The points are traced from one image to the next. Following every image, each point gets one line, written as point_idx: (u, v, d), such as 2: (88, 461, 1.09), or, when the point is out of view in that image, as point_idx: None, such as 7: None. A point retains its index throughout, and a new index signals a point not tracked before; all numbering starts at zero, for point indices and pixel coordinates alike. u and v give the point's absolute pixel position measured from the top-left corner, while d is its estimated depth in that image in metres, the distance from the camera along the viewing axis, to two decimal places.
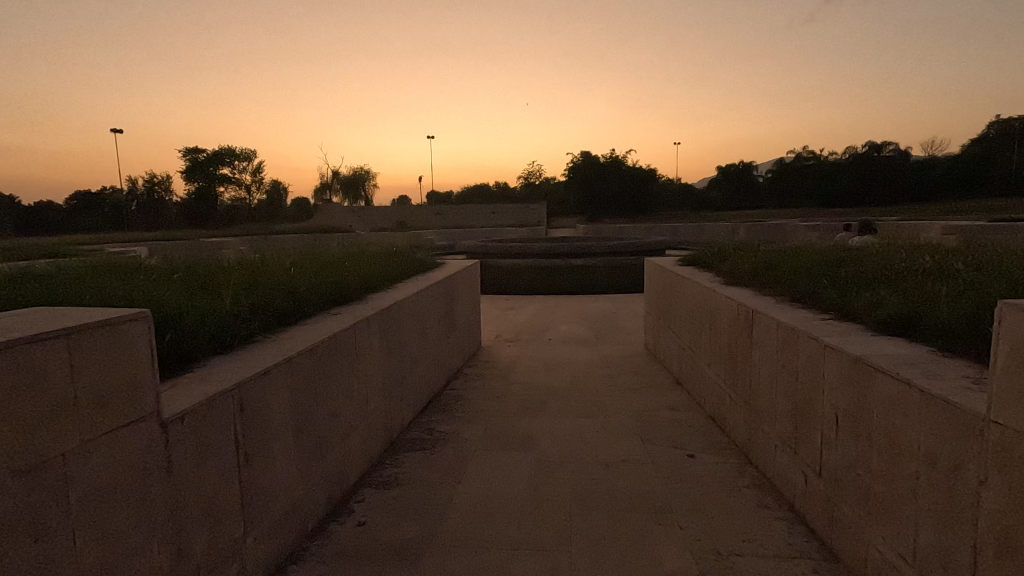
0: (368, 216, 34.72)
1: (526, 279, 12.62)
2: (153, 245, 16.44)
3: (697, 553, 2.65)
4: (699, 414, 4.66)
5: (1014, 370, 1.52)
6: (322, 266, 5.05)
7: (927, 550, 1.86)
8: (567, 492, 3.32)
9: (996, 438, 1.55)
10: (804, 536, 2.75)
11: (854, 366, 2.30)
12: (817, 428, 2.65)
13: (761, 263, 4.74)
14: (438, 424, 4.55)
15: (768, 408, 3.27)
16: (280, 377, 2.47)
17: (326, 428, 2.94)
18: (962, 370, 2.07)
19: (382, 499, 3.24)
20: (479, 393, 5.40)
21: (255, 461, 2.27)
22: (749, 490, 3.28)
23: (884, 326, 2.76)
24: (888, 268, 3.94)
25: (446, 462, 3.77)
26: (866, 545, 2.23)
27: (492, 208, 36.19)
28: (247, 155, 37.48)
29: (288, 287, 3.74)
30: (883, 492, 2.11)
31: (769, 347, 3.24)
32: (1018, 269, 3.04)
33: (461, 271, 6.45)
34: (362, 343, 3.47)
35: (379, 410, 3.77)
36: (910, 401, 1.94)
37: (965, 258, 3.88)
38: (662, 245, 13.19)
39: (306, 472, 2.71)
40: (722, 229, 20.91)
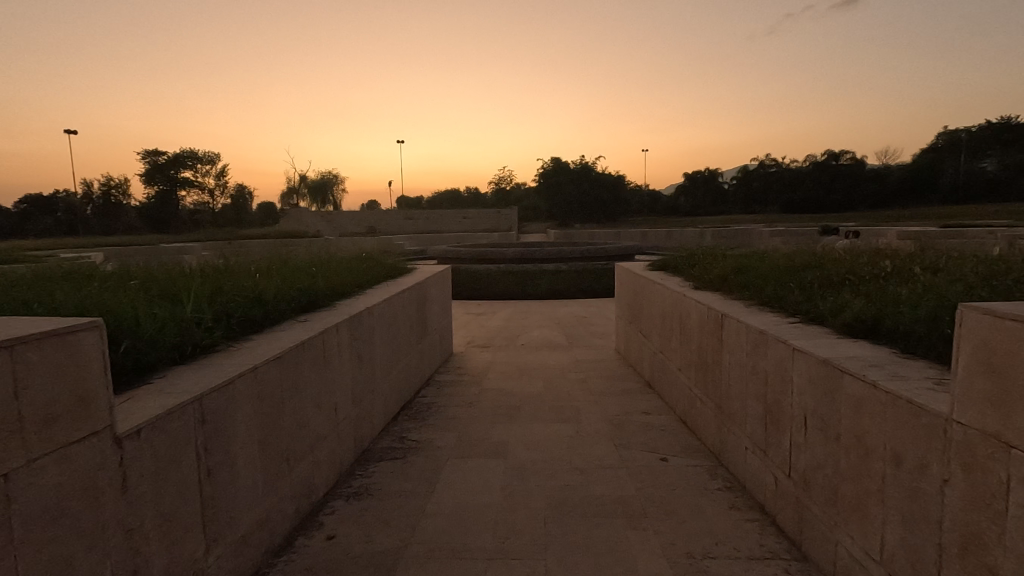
0: (336, 221, 34.19)
1: (498, 285, 12.60)
2: (107, 250, 15.88)
3: (671, 557, 2.66)
4: (672, 418, 4.70)
5: (976, 371, 1.56)
6: (289, 273, 4.92)
7: (894, 549, 1.89)
8: (541, 498, 3.29)
9: (959, 438, 1.59)
10: (775, 537, 2.79)
11: (821, 367, 2.35)
12: (786, 429, 2.69)
13: (728, 268, 4.84)
14: (410, 432, 4.48)
15: (739, 411, 3.32)
16: (245, 387, 2.37)
17: (294, 438, 2.85)
18: (924, 371, 2.14)
19: (354, 510, 3.16)
20: (451, 400, 5.34)
21: (219, 476, 2.17)
22: (721, 492, 3.31)
23: (849, 329, 2.83)
24: (851, 272, 4.06)
25: (418, 472, 3.70)
26: (836, 544, 2.27)
27: (464, 213, 36.25)
28: (210, 158, 36.79)
29: (253, 294, 3.62)
30: (851, 492, 2.14)
31: (739, 349, 3.28)
32: (974, 274, 3.17)
33: (433, 277, 6.40)
34: (331, 351, 3.38)
35: (349, 419, 3.68)
36: (875, 402, 1.98)
37: (923, 262, 4.04)
38: (632, 249, 13.35)
39: (273, 485, 2.62)
40: (690, 234, 21.31)
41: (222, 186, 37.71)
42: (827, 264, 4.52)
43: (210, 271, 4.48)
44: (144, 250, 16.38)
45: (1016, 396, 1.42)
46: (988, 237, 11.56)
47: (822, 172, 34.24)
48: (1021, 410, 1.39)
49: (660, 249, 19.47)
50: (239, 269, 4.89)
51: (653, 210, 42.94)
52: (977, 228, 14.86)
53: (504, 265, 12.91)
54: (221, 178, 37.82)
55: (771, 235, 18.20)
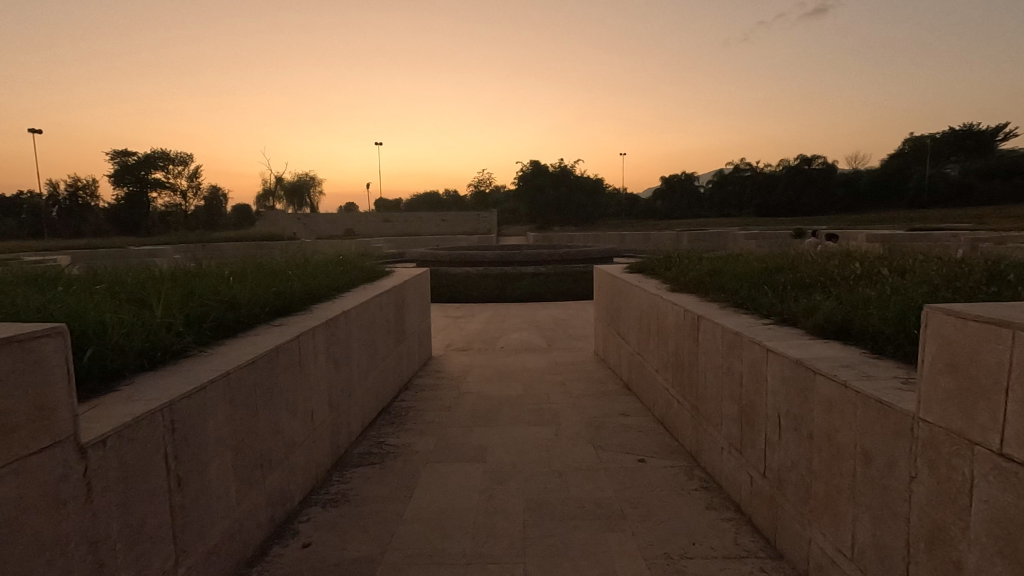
0: (312, 224, 33.71)
1: (476, 288, 12.55)
2: (73, 253, 15.39)
3: (649, 558, 2.68)
4: (650, 420, 4.74)
5: (940, 370, 1.60)
6: (264, 276, 4.84)
7: (864, 546, 1.93)
8: (520, 502, 3.29)
9: (925, 435, 1.63)
10: (750, 536, 2.83)
11: (794, 368, 2.39)
12: (760, 429, 2.74)
13: (703, 271, 4.91)
14: (387, 437, 4.43)
15: (715, 412, 3.36)
16: (217, 394, 2.32)
17: (269, 444, 2.80)
18: (892, 371, 2.19)
19: (330, 517, 3.11)
20: (430, 405, 5.30)
21: (189, 485, 2.12)
22: (698, 492, 3.35)
23: (820, 330, 2.89)
24: (822, 274, 4.14)
25: (396, 477, 3.66)
26: (809, 542, 2.31)
27: (442, 216, 36.12)
28: (182, 158, 36.05)
29: (225, 298, 3.54)
30: (823, 490, 2.19)
31: (714, 351, 3.33)
32: (939, 276, 3.26)
33: (411, 280, 6.35)
34: (307, 356, 3.33)
35: (325, 425, 3.62)
36: (846, 402, 2.03)
37: (890, 264, 4.15)
38: (610, 252, 13.45)
39: (246, 493, 2.56)
40: (667, 237, 21.54)
41: (195, 188, 36.93)
42: (800, 266, 4.61)
43: (182, 275, 4.39)
44: (114, 253, 15.92)
45: (979, 394, 1.46)
46: (952, 241, 11.97)
47: (794, 176, 35.02)
48: (983, 409, 1.44)
49: (638, 252, 19.68)
50: (212, 272, 4.79)
51: (631, 213, 43.32)
52: (940, 232, 15.38)
53: (483, 268, 12.88)
54: (194, 179, 37.04)
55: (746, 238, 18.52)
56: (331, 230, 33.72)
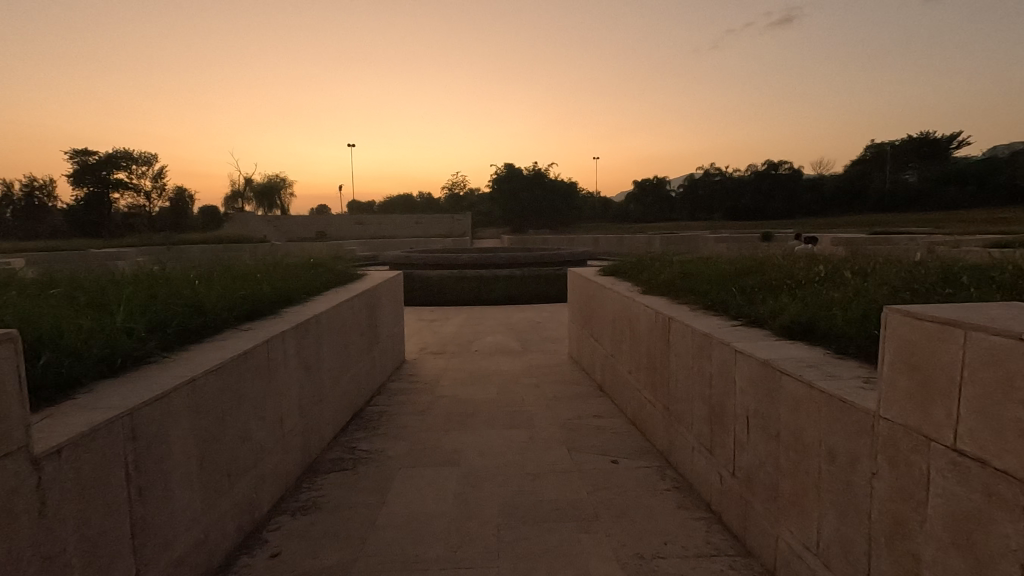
0: (283, 226, 33.11)
1: (451, 291, 12.49)
2: (29, 255, 14.81)
3: (622, 559, 2.70)
4: (623, 421, 4.78)
5: (898, 369, 1.65)
6: (231, 279, 4.73)
7: (829, 541, 1.98)
8: (494, 506, 3.27)
9: (885, 432, 1.69)
10: (720, 534, 2.87)
11: (762, 368, 2.44)
12: (730, 429, 2.79)
13: (675, 274, 4.99)
14: (360, 442, 4.37)
15: (686, 412, 3.41)
16: (181, 401, 2.25)
17: (236, 451, 2.73)
18: (855, 370, 2.26)
19: (300, 525, 3.05)
20: (404, 409, 5.24)
21: (152, 494, 2.05)
22: (670, 492, 3.39)
23: (786, 331, 2.96)
24: (789, 276, 4.25)
25: (368, 484, 3.60)
26: (776, 539, 2.36)
27: (417, 218, 35.89)
28: (146, 158, 34.98)
29: (190, 302, 3.45)
30: (790, 487, 2.24)
31: (685, 352, 3.38)
32: (901, 279, 3.37)
33: (384, 283, 6.30)
34: (276, 360, 3.25)
35: (296, 431, 3.55)
36: (812, 401, 2.08)
37: (854, 267, 4.28)
38: (584, 255, 13.57)
39: (212, 502, 2.49)
40: (640, 240, 21.77)
41: (160, 189, 35.88)
42: (767, 269, 4.73)
43: (147, 278, 4.27)
44: (73, 256, 15.34)
45: (935, 393, 1.51)
46: (911, 244, 12.53)
47: (761, 181, 35.88)
48: (938, 406, 1.49)
49: (612, 255, 19.91)
50: (176, 275, 4.66)
51: (604, 216, 43.78)
52: (899, 236, 16.00)
53: (458, 271, 12.82)
54: (159, 180, 35.99)
55: (717, 241, 18.94)
56: (303, 232, 33.18)
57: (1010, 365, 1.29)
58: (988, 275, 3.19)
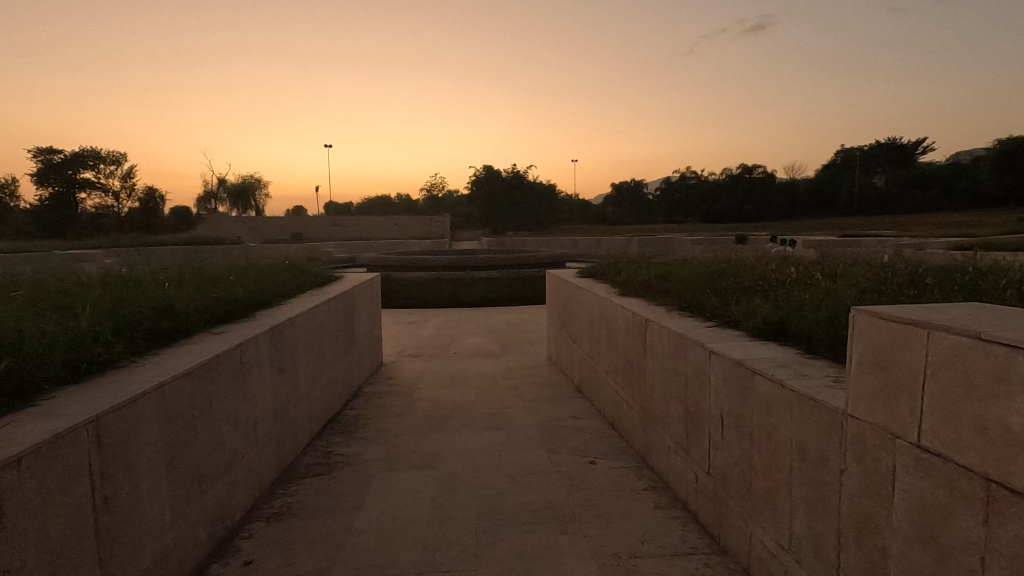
0: (258, 227, 32.54)
1: (429, 293, 12.41)
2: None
3: (600, 559, 2.71)
4: (601, 422, 4.81)
5: (865, 368, 1.69)
6: (203, 281, 4.62)
7: (801, 537, 2.02)
8: (472, 508, 3.26)
9: (853, 430, 1.73)
10: (696, 533, 2.91)
11: (735, 368, 2.48)
12: (705, 429, 2.83)
13: (652, 275, 5.04)
14: (336, 447, 4.32)
15: (662, 412, 3.44)
16: (150, 406, 2.19)
17: (207, 458, 2.66)
18: (825, 370, 2.31)
19: (274, 532, 2.99)
20: (381, 412, 5.19)
21: (119, 503, 2.00)
22: (647, 492, 3.42)
23: (759, 332, 3.02)
24: (762, 278, 4.33)
25: (344, 488, 3.56)
26: (750, 536, 2.40)
27: (395, 220, 35.61)
28: (115, 157, 34.03)
29: (160, 305, 3.37)
30: (763, 485, 2.28)
31: (661, 353, 3.42)
32: (869, 280, 3.45)
33: (361, 285, 6.23)
34: (249, 364, 3.19)
35: (270, 436, 3.49)
36: (783, 400, 2.12)
37: (824, 269, 4.37)
38: (563, 257, 13.63)
39: (182, 510, 2.43)
40: (618, 242, 21.94)
41: (129, 189, 34.94)
42: (741, 270, 4.81)
43: (114, 281, 4.14)
44: (35, 257, 14.82)
45: (900, 391, 1.55)
46: (879, 247, 12.91)
47: (736, 184, 36.52)
48: (903, 403, 1.54)
49: (591, 258, 20.04)
50: (145, 277, 4.54)
51: (583, 218, 44.04)
52: (868, 238, 16.44)
53: (436, 273, 12.76)
54: (129, 179, 35.08)
55: (693, 243, 19.21)
56: (278, 233, 32.68)
57: (971, 363, 1.33)
58: (951, 277, 3.29)
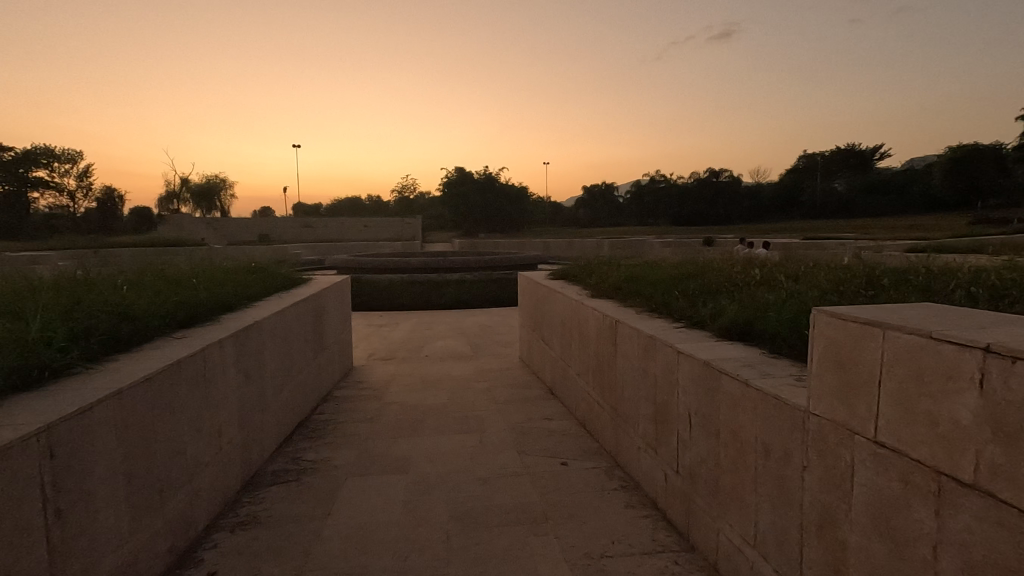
0: (223, 229, 31.70)
1: (400, 296, 12.29)
2: None
3: (571, 559, 2.72)
4: (573, 422, 4.84)
5: (826, 366, 1.75)
6: (164, 284, 4.48)
7: (766, 533, 2.07)
8: (444, 512, 3.24)
9: (815, 428, 1.78)
10: (665, 531, 2.95)
11: (703, 368, 2.53)
12: (674, 428, 2.87)
13: (622, 277, 5.11)
14: (305, 452, 4.23)
15: (632, 412, 3.49)
16: (107, 414, 2.11)
17: (168, 466, 2.58)
18: (787, 369, 2.37)
19: (239, 542, 2.91)
20: (351, 417, 5.11)
21: (73, 515, 1.92)
22: (617, 492, 3.46)
23: (725, 333, 3.08)
24: (729, 280, 4.43)
25: (312, 495, 3.49)
26: (717, 533, 2.45)
27: (366, 222, 35.18)
28: (70, 156, 32.71)
29: (118, 309, 3.25)
30: (729, 483, 2.33)
31: (631, 354, 3.46)
32: (830, 282, 3.57)
33: (330, 288, 6.13)
34: (213, 369, 3.10)
35: (235, 443, 3.40)
36: (748, 399, 2.17)
37: (787, 271, 4.50)
38: (535, 259, 13.68)
39: (142, 521, 2.35)
40: (589, 245, 22.15)
41: (85, 188, 33.62)
42: (709, 272, 4.90)
43: (69, 284, 3.99)
44: None
45: (858, 388, 1.60)
46: (841, 249, 13.37)
47: (704, 188, 37.26)
48: (861, 401, 1.59)
49: (563, 260, 20.17)
50: (103, 280, 4.37)
51: (554, 220, 44.35)
52: (830, 241, 16.98)
53: (408, 275, 12.66)
54: (85, 177, 33.81)
55: (663, 245, 19.51)
56: (244, 235, 31.95)
57: (923, 362, 1.38)
58: (906, 278, 3.42)
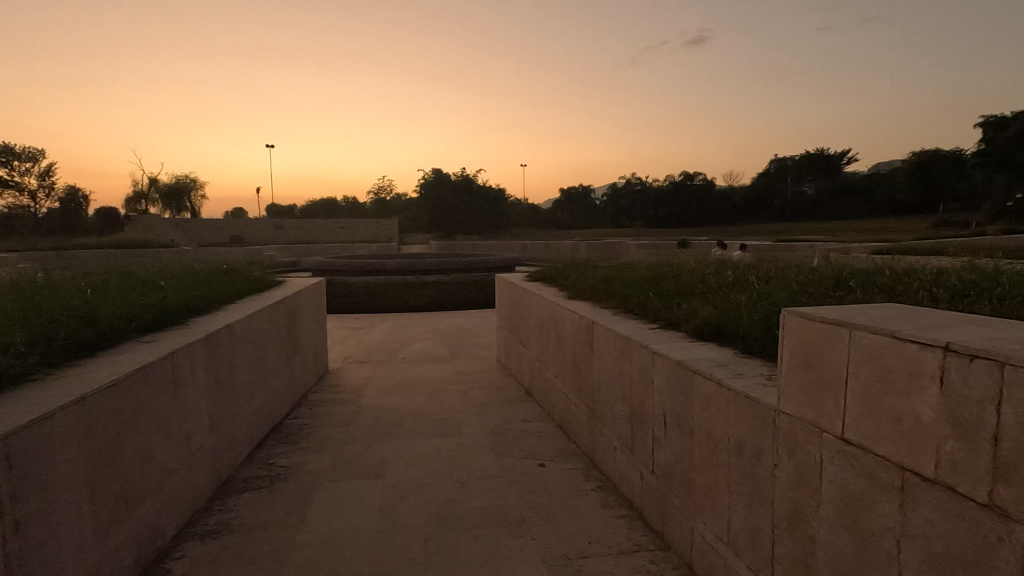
0: (194, 230, 30.96)
1: (377, 298, 12.17)
2: None
3: (549, 561, 2.73)
4: (550, 424, 4.86)
5: (795, 366, 1.78)
6: (131, 287, 4.35)
7: (739, 530, 2.10)
8: (421, 516, 3.21)
9: (785, 426, 1.81)
10: (641, 530, 2.98)
11: (677, 369, 2.56)
12: (649, 428, 2.90)
13: (598, 279, 5.14)
14: (278, 458, 4.16)
15: (609, 412, 3.51)
16: (70, 422, 2.05)
17: (134, 475, 2.50)
18: (759, 368, 2.42)
19: (209, 551, 2.84)
20: (326, 421, 5.04)
21: (33, 528, 1.85)
22: (594, 492, 3.48)
23: (699, 333, 3.13)
24: (702, 281, 4.50)
25: (286, 501, 3.42)
26: (692, 531, 2.48)
27: (341, 224, 34.74)
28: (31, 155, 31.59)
29: (81, 313, 3.14)
30: (703, 482, 2.36)
31: (608, 354, 3.48)
32: (799, 283, 3.65)
33: (304, 290, 6.04)
34: (182, 374, 3.03)
35: (205, 449, 3.31)
36: (721, 399, 2.20)
37: (758, 272, 4.59)
38: (512, 261, 13.69)
39: (107, 531, 2.28)
40: (566, 246, 22.27)
41: (47, 188, 32.48)
42: (683, 274, 4.97)
43: (29, 287, 3.85)
44: None
45: (827, 387, 1.64)
46: (810, 251, 13.71)
47: (679, 192, 37.59)
48: (829, 399, 1.63)
49: (539, 261, 20.23)
50: (65, 283, 4.23)
51: (531, 222, 44.48)
52: (800, 242, 17.40)
53: (384, 277, 12.54)
54: (47, 177, 32.67)
55: (638, 247, 19.74)
56: (215, 236, 31.25)
57: (887, 360, 1.42)
58: (872, 279, 3.52)
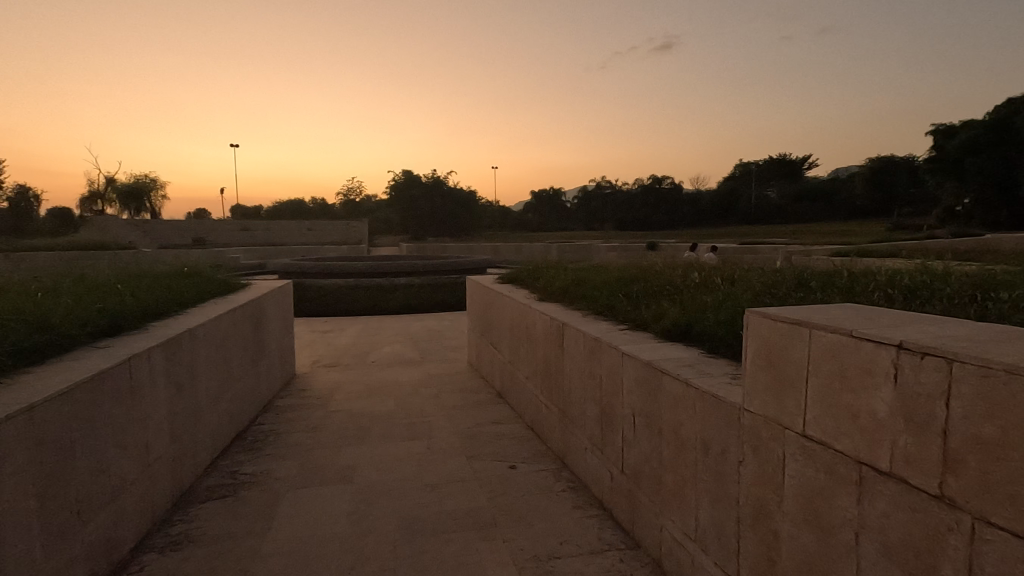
0: (154, 231, 29.94)
1: (346, 301, 11.97)
2: None
3: (520, 563, 2.72)
4: (521, 426, 4.86)
5: (759, 365, 1.83)
6: (86, 291, 4.18)
7: (706, 527, 2.14)
8: (391, 521, 3.17)
9: (750, 424, 1.86)
10: (611, 529, 3.00)
11: (645, 369, 2.60)
12: (619, 428, 2.93)
13: (568, 281, 5.18)
14: (243, 466, 4.04)
15: (579, 413, 3.54)
16: (18, 431, 1.95)
17: (88, 486, 2.40)
18: (724, 368, 2.47)
19: (169, 563, 2.74)
20: (293, 427, 4.92)
21: None
22: (565, 493, 3.50)
23: (667, 334, 3.17)
24: (669, 283, 4.57)
25: (250, 510, 3.33)
26: (660, 529, 2.52)
27: (309, 225, 34.11)
28: None
29: (31, 317, 3.00)
30: (671, 480, 2.40)
31: (578, 356, 3.51)
32: (763, 285, 3.74)
33: (270, 293, 5.90)
34: (140, 380, 2.92)
35: (164, 458, 3.20)
36: (688, 398, 2.24)
37: (723, 274, 4.69)
38: (484, 263, 13.67)
39: (59, 545, 2.18)
40: (537, 249, 22.32)
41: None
42: (652, 275, 5.05)
43: None
44: None
45: (788, 385, 1.69)
46: (774, 253, 14.06)
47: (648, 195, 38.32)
48: (790, 396, 1.68)
49: (511, 264, 20.24)
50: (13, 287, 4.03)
51: (503, 225, 44.49)
52: (764, 245, 17.84)
53: (353, 280, 12.35)
54: None
55: (608, 249, 19.94)
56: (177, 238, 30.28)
57: (845, 358, 1.47)
58: (831, 281, 3.63)
